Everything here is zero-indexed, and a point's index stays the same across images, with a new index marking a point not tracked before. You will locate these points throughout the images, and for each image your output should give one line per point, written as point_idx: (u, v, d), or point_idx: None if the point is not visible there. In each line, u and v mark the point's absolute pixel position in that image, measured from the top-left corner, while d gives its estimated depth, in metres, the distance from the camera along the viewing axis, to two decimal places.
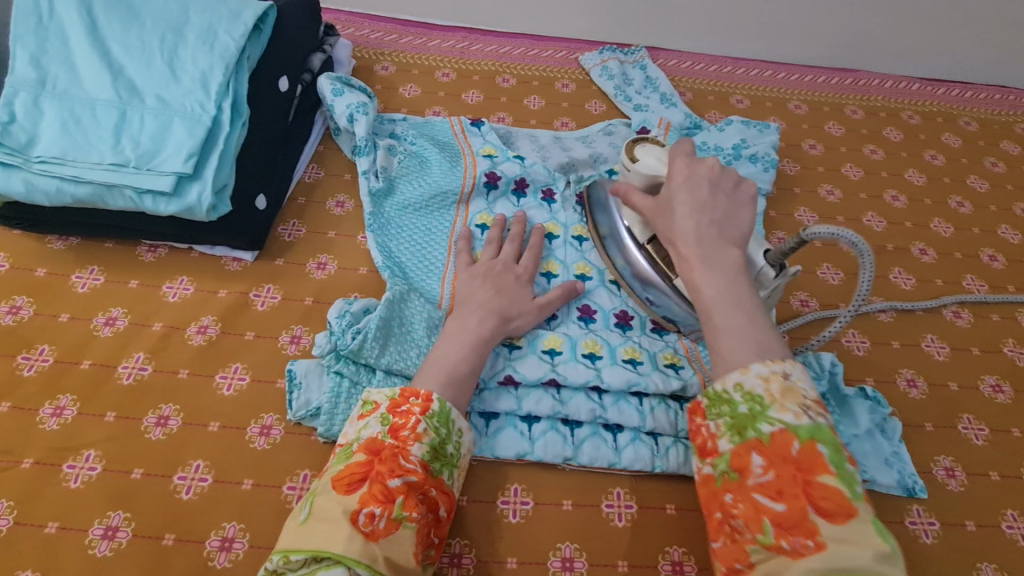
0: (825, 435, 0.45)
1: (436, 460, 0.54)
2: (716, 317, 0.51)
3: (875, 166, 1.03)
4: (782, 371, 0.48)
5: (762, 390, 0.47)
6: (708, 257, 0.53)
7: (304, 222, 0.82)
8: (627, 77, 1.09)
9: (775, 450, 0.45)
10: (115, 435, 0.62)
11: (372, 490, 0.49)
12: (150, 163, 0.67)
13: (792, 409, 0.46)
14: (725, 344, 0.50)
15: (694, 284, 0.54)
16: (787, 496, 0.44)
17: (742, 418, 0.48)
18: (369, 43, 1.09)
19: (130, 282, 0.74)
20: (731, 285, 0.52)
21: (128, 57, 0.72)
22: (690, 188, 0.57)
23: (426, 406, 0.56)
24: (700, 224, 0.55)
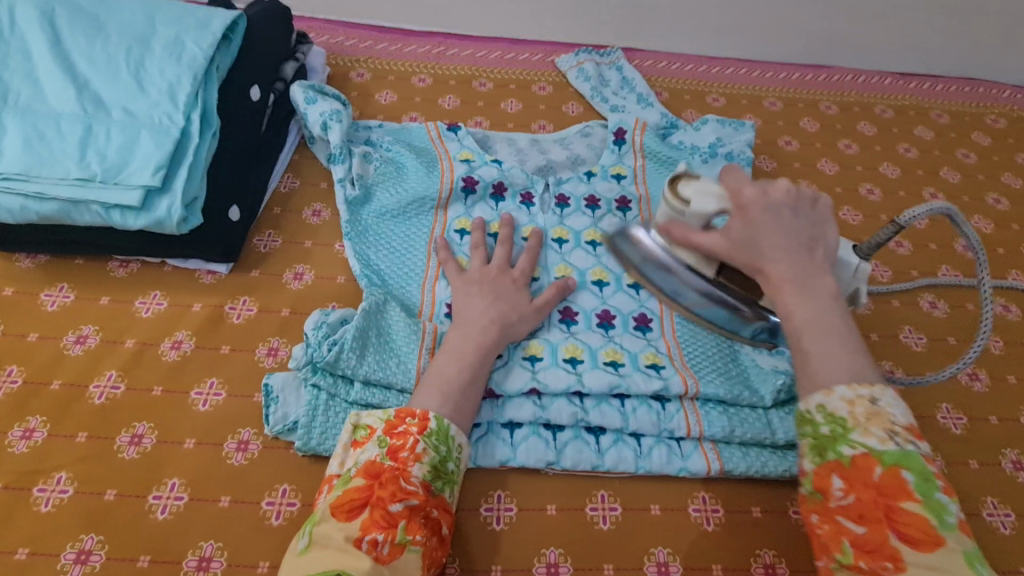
0: (913, 462, 0.46)
1: (438, 478, 0.54)
2: (807, 342, 0.50)
3: (850, 160, 1.04)
4: (869, 396, 0.48)
5: (847, 414, 0.47)
6: (802, 284, 0.51)
7: (280, 232, 0.81)
8: (603, 79, 1.10)
9: (858, 475, 0.46)
10: (86, 455, 0.61)
11: (373, 515, 0.50)
12: (117, 177, 0.66)
13: (877, 433, 0.47)
14: (822, 374, 0.49)
15: (786, 312, 0.52)
16: (869, 519, 0.46)
17: (823, 439, 0.48)
18: (343, 50, 1.09)
19: (101, 298, 0.72)
20: (823, 313, 0.51)
21: (93, 70, 0.71)
22: (772, 216, 0.53)
23: (423, 424, 0.56)
24: (790, 249, 0.52)
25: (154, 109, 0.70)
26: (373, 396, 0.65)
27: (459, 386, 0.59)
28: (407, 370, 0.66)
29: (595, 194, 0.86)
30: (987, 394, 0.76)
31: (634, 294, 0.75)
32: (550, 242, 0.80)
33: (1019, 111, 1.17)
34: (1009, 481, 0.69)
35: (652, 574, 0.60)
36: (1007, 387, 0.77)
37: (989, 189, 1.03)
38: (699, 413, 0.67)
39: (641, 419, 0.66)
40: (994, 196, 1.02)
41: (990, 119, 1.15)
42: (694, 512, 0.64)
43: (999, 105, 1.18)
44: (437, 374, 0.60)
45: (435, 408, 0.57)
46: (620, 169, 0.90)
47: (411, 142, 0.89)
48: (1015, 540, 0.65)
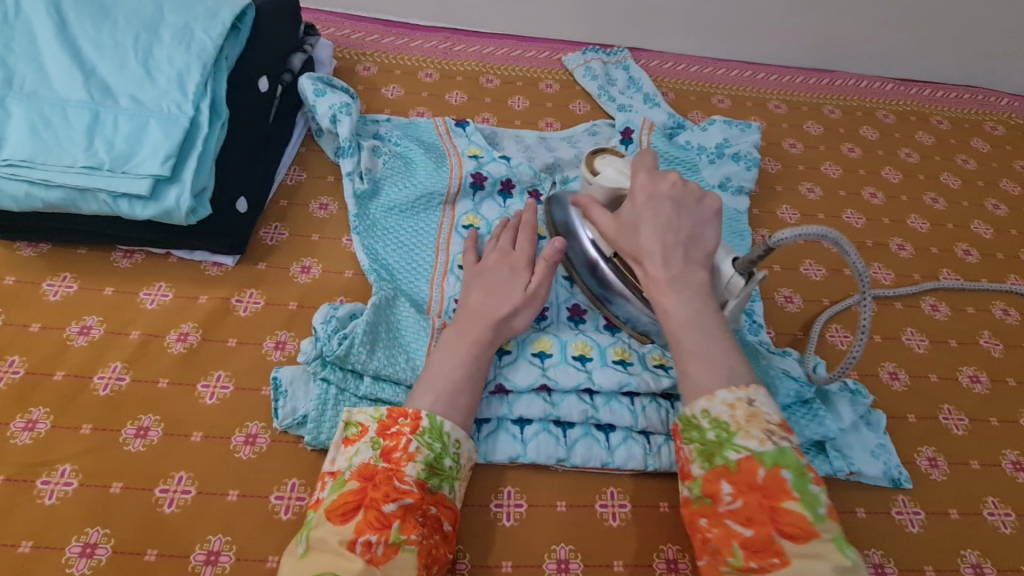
0: (788, 460, 0.47)
1: (434, 476, 0.54)
2: (683, 340, 0.53)
3: (854, 164, 1.06)
4: (746, 397, 0.49)
5: (728, 418, 0.49)
6: (677, 280, 0.54)
7: (287, 224, 0.81)
8: (610, 77, 1.10)
9: (742, 477, 0.48)
10: (92, 447, 0.60)
11: (367, 517, 0.49)
12: (125, 165, 0.64)
13: (756, 435, 0.48)
14: (689, 367, 0.52)
15: (662, 308, 0.55)
16: (756, 522, 0.46)
17: (710, 445, 0.50)
18: (350, 44, 1.08)
19: (105, 289, 0.71)
20: (696, 312, 0.53)
21: (101, 57, 0.70)
22: (655, 209, 0.57)
23: (416, 423, 0.56)
24: (665, 246, 0.56)
25: (162, 97, 0.69)
26: (383, 391, 0.65)
27: (474, 381, 0.60)
28: (416, 366, 0.66)
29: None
30: (987, 396, 0.77)
31: None
32: None
33: (1017, 119, 1.19)
34: (1009, 482, 0.70)
35: (661, 571, 0.60)
36: (1006, 389, 0.79)
37: (989, 195, 1.05)
38: None
39: (649, 416, 0.66)
40: (992, 201, 1.04)
41: (988, 126, 1.17)
42: None
43: (996, 112, 1.20)
44: (451, 371, 0.59)
45: (428, 403, 0.57)
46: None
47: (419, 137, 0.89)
48: (1014, 539, 0.66)
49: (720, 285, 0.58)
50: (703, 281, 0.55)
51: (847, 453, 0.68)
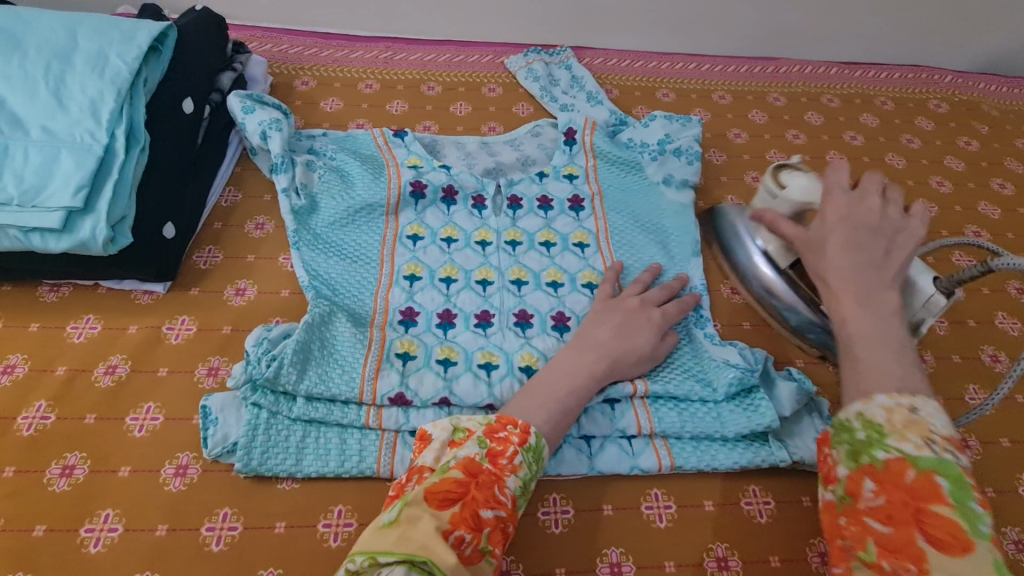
0: (950, 469, 0.43)
1: (522, 497, 0.53)
2: (858, 350, 0.52)
3: (798, 150, 1.06)
4: (908, 405, 0.47)
5: (884, 420, 0.47)
6: (864, 296, 0.55)
7: (221, 247, 0.79)
8: (553, 78, 1.09)
9: (890, 477, 0.44)
10: (14, 491, 0.58)
11: (464, 512, 0.48)
12: (35, 199, 0.63)
13: (914, 439, 0.45)
14: (865, 376, 0.51)
15: (842, 319, 0.55)
16: (897, 522, 0.43)
17: (858, 445, 0.47)
18: (287, 59, 1.07)
19: (30, 325, 0.70)
20: (886, 327, 0.53)
21: (9, 88, 0.68)
22: (849, 226, 0.60)
23: (525, 437, 0.54)
24: (858, 265, 0.57)
25: (75, 127, 0.67)
26: (316, 410, 0.64)
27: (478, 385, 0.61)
28: (352, 380, 0.65)
29: (546, 195, 0.86)
30: (932, 373, 0.77)
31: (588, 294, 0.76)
32: (503, 245, 0.80)
33: (960, 96, 1.20)
34: None
35: None
36: (952, 365, 0.78)
37: (933, 172, 1.05)
38: (649, 411, 0.67)
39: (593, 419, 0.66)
40: (937, 179, 1.04)
41: (932, 105, 1.18)
42: (646, 511, 0.63)
43: (938, 90, 1.21)
44: None
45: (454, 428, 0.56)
46: (571, 169, 0.90)
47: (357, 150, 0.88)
48: None
49: (919, 301, 0.65)
50: (897, 304, 0.55)
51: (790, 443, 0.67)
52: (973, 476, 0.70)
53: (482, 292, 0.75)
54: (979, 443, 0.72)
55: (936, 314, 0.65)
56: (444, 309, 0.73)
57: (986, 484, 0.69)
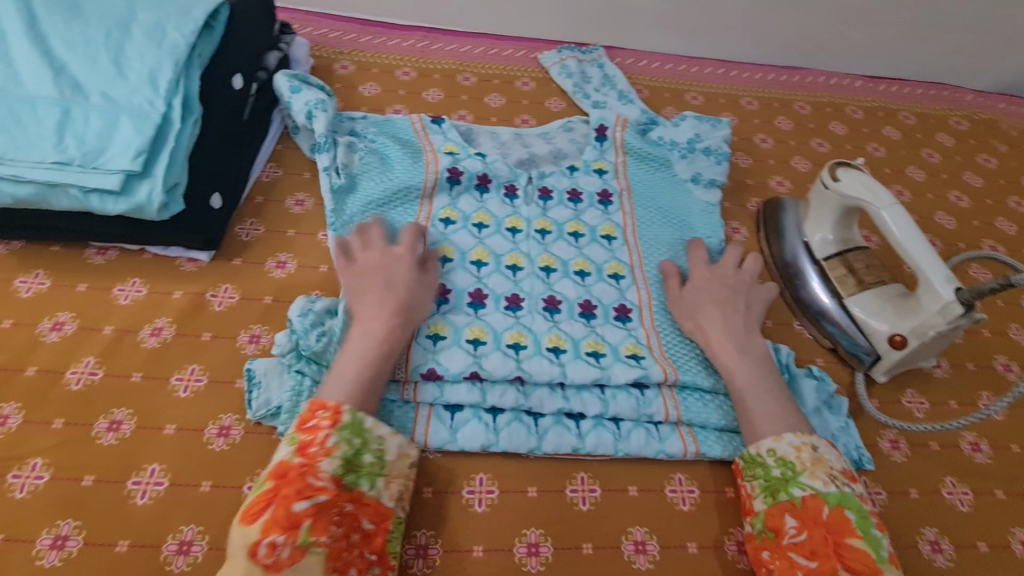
0: (851, 502, 0.56)
1: (350, 473, 0.54)
2: (750, 399, 0.64)
3: (822, 158, 1.08)
4: (811, 443, 0.60)
5: (795, 458, 0.59)
6: (742, 347, 0.68)
7: (262, 220, 0.81)
8: (585, 75, 1.11)
9: (807, 513, 0.56)
10: (62, 442, 0.60)
11: (274, 517, 0.49)
12: (95, 161, 0.65)
13: (821, 477, 0.57)
14: (760, 422, 0.62)
15: (729, 369, 0.67)
16: (819, 555, 0.54)
17: (775, 482, 0.59)
18: (326, 42, 1.09)
19: (79, 285, 0.72)
20: (759, 373, 0.66)
21: (71, 53, 0.70)
22: (710, 287, 0.74)
23: (335, 417, 0.56)
24: (727, 321, 0.71)
25: (135, 94, 0.69)
26: None
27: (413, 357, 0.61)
28: None
29: (577, 188, 0.88)
30: (948, 379, 0.79)
31: (614, 283, 0.78)
32: (534, 233, 0.82)
33: (981, 114, 1.23)
34: (968, 462, 0.72)
35: (629, 552, 0.61)
36: (967, 372, 0.81)
37: (953, 187, 1.08)
38: (676, 399, 0.69)
39: (623, 402, 0.67)
40: (956, 193, 1.07)
41: (953, 121, 1.20)
42: (670, 493, 0.65)
43: (959, 107, 1.23)
44: None
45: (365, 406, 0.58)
46: (602, 164, 0.91)
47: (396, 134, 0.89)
48: (972, 518, 0.68)
49: (935, 306, 0.69)
50: (761, 349, 0.69)
51: None
52: (984, 479, 0.71)
53: (513, 275, 0.77)
54: (992, 448, 0.74)
55: (950, 320, 0.69)
56: (476, 289, 0.75)
57: (997, 487, 0.71)
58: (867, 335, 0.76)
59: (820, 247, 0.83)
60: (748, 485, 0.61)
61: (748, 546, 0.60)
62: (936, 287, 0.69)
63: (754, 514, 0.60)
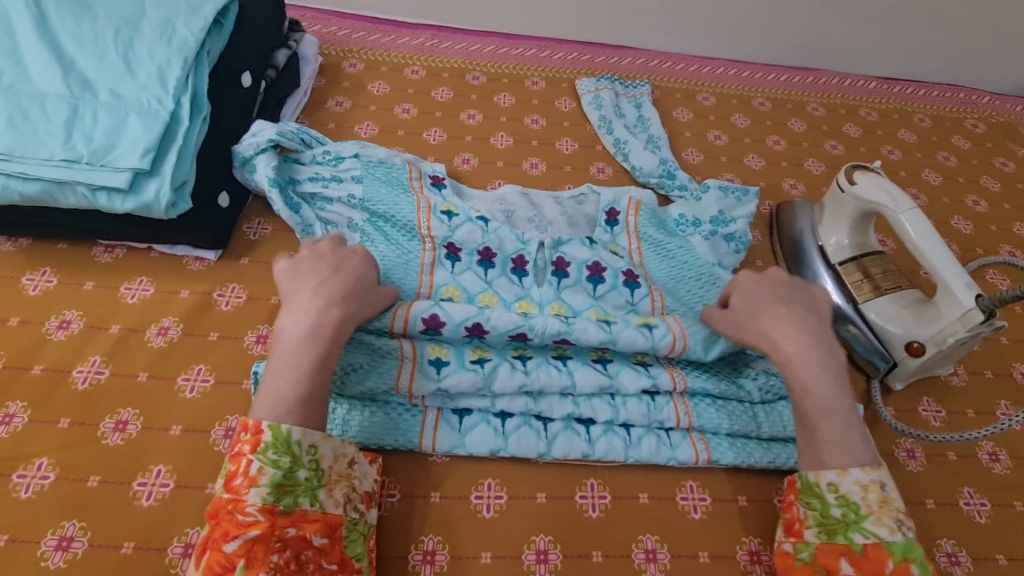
0: (914, 553, 0.53)
1: (284, 496, 0.50)
2: (824, 426, 0.58)
3: (835, 160, 1.07)
4: (879, 482, 0.56)
5: (862, 500, 0.56)
6: (821, 364, 0.60)
7: (270, 219, 0.80)
8: (618, 109, 1.05)
9: (868, 562, 0.54)
10: (67, 441, 0.60)
11: (212, 560, 0.48)
12: (104, 159, 0.64)
13: (887, 524, 0.55)
14: (828, 453, 0.58)
15: (805, 390, 0.59)
16: None
17: (836, 522, 0.56)
18: (336, 40, 1.08)
19: (86, 283, 0.71)
20: (839, 396, 0.59)
21: (79, 50, 0.70)
22: (774, 292, 0.65)
23: (256, 440, 0.51)
24: (801, 330, 0.62)
25: (143, 91, 0.69)
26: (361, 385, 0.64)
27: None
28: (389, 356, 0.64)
29: (598, 262, 0.78)
30: (966, 388, 0.78)
31: (627, 294, 0.76)
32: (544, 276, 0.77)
33: (997, 117, 1.21)
34: (985, 472, 0.71)
35: (640, 561, 0.60)
36: (985, 381, 0.79)
37: (970, 191, 1.06)
38: (688, 405, 0.67)
39: (633, 409, 0.65)
40: (973, 197, 1.05)
41: (969, 124, 1.18)
42: (682, 501, 0.64)
43: (975, 110, 1.21)
44: None
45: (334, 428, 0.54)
46: (615, 249, 0.82)
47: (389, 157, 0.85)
48: (990, 530, 0.67)
49: (953, 315, 0.68)
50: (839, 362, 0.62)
51: None
52: (1003, 490, 0.70)
53: None
54: (1010, 458, 0.72)
55: (969, 330, 0.68)
56: (476, 322, 0.63)
57: (1016, 499, 0.69)
58: (886, 343, 0.74)
59: (836, 251, 0.81)
60: (802, 512, 0.58)
61: (779, 562, 0.59)
62: (955, 296, 0.68)
63: (802, 541, 0.58)
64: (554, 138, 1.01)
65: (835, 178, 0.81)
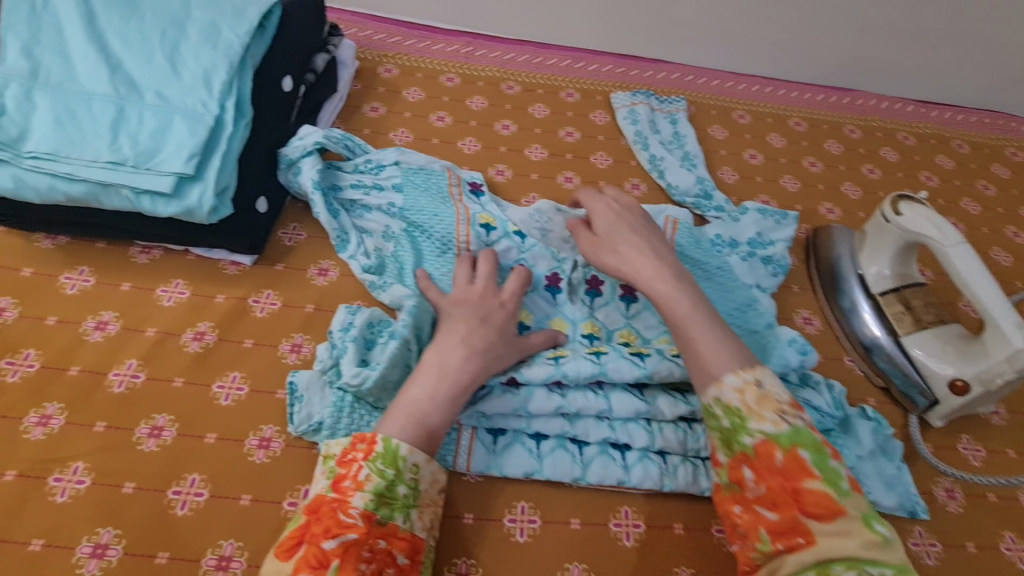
0: (805, 439, 0.48)
1: (383, 506, 0.51)
2: (693, 330, 0.57)
3: (872, 185, 1.05)
4: (755, 382, 0.52)
5: (739, 403, 0.51)
6: (678, 277, 0.62)
7: (305, 225, 0.80)
8: (654, 126, 1.04)
9: (762, 462, 0.49)
10: (103, 446, 0.59)
11: (306, 554, 0.46)
12: (149, 162, 0.64)
13: (770, 416, 0.49)
14: (708, 354, 0.55)
15: (669, 302, 0.60)
16: (781, 506, 0.47)
17: (727, 432, 0.51)
18: (372, 44, 1.08)
19: (123, 284, 0.71)
20: (695, 302, 0.60)
21: (126, 50, 0.70)
22: (622, 222, 0.69)
23: (370, 448, 0.54)
24: (653, 250, 0.65)
25: (189, 95, 0.68)
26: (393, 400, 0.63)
27: (448, 383, 0.59)
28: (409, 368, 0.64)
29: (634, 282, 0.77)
30: (1006, 427, 0.76)
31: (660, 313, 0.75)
32: (581, 295, 0.76)
33: None
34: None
35: None
36: None
37: (1009, 222, 1.04)
38: None
39: (667, 436, 0.65)
40: (1012, 228, 1.03)
41: (1008, 152, 1.16)
42: (717, 533, 0.63)
43: (1014, 138, 1.19)
44: None
45: (395, 430, 0.55)
46: None
47: (426, 168, 0.83)
48: None
49: (1002, 355, 0.67)
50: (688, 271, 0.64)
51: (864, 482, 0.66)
52: None
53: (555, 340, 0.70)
54: None
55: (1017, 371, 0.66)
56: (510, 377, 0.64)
57: None
58: (923, 375, 0.73)
59: (876, 281, 0.80)
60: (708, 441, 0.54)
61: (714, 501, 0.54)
62: (1004, 336, 0.66)
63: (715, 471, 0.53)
64: (588, 152, 1.00)
65: (879, 207, 0.80)
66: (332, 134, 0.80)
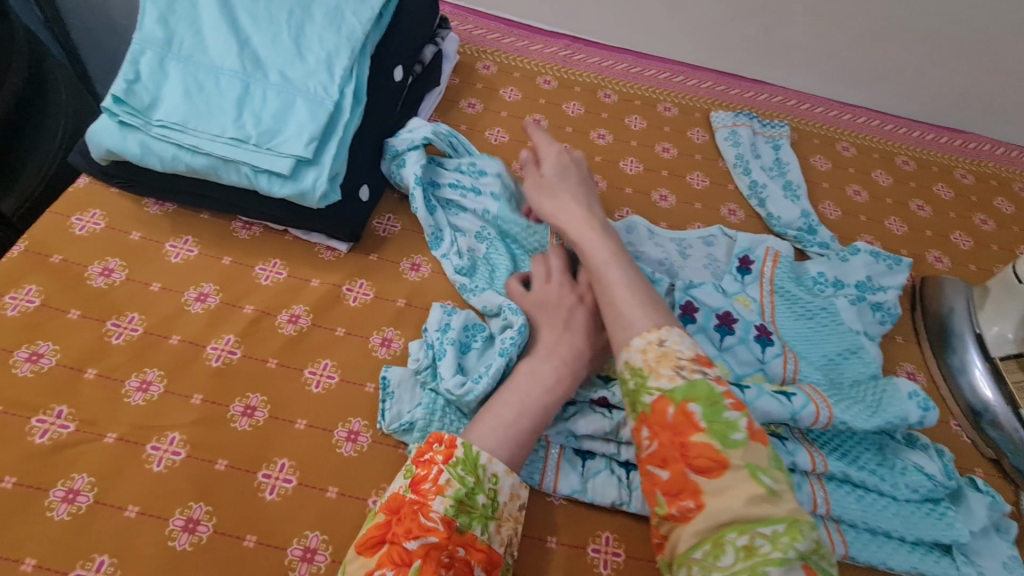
0: (698, 392, 0.46)
1: (463, 514, 0.49)
2: (608, 273, 0.59)
3: (985, 237, 0.98)
4: (658, 339, 0.51)
5: (642, 362, 0.50)
6: (596, 226, 0.64)
7: (400, 217, 0.79)
8: (756, 150, 0.99)
9: (655, 419, 0.47)
10: (198, 419, 0.60)
11: (389, 551, 0.46)
12: (270, 142, 0.64)
13: (666, 373, 0.48)
14: (619, 299, 0.56)
15: (587, 247, 0.62)
16: (670, 462, 0.45)
17: (631, 393, 0.50)
18: (472, 39, 1.07)
19: (224, 258, 0.71)
20: (612, 249, 0.61)
21: (255, 27, 0.70)
22: (561, 170, 0.71)
23: (449, 453, 0.52)
24: (580, 200, 0.67)
25: (310, 76, 0.68)
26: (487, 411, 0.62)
27: (549, 401, 0.57)
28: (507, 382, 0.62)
29: (731, 312, 0.72)
30: None
31: (759, 349, 0.69)
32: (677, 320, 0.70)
33: None
34: None
35: None
36: None
37: None
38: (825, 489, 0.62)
39: None
40: None
41: None
42: None
43: None
44: None
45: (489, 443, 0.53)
46: (745, 300, 0.76)
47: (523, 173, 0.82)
48: None
49: None
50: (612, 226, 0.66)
51: (974, 560, 0.62)
52: None
53: None
54: None
55: None
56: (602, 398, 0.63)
57: None
58: None
59: (996, 344, 0.74)
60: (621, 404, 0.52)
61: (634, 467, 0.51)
62: None
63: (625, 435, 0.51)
64: (684, 171, 0.96)
65: (1009, 267, 0.76)
66: (438, 130, 0.80)
